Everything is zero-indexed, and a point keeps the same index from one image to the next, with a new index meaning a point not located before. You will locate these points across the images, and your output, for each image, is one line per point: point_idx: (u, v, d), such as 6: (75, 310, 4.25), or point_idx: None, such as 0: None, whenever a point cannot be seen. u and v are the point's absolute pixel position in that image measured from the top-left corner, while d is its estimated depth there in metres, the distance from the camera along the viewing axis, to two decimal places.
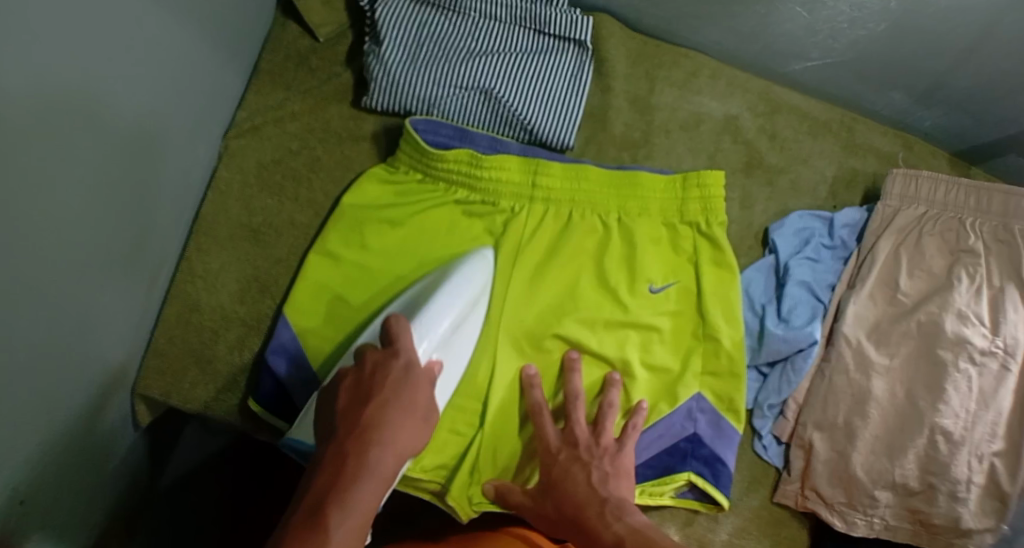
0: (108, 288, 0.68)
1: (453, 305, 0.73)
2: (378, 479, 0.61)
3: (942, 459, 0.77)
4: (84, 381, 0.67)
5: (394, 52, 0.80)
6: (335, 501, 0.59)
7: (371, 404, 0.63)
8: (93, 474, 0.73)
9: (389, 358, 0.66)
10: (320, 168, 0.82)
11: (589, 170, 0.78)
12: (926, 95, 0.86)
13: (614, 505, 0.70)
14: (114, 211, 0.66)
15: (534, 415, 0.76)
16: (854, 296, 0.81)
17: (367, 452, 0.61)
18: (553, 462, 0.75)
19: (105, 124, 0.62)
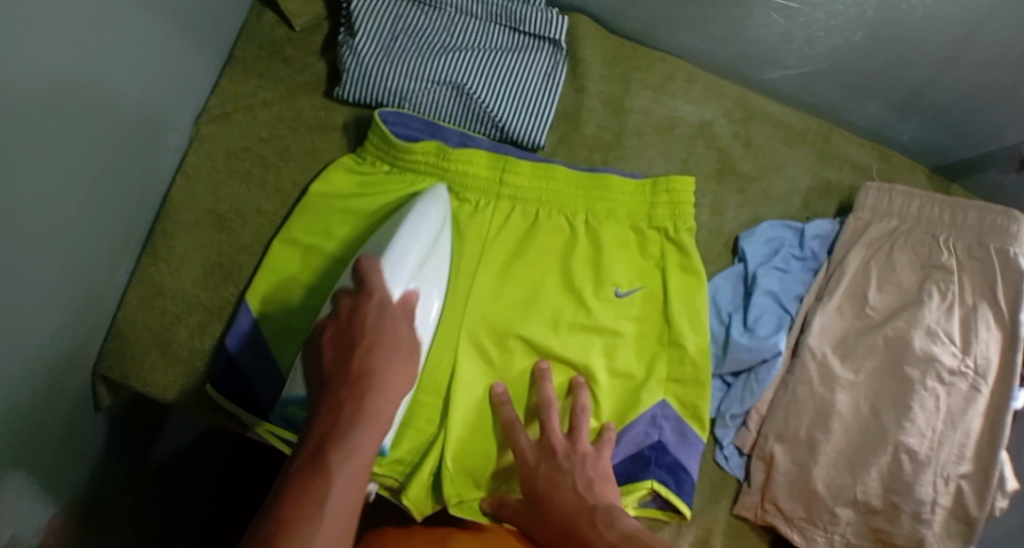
0: (65, 264, 0.67)
1: (416, 237, 0.73)
2: (378, 419, 0.62)
3: (906, 478, 0.76)
4: (36, 358, 0.66)
5: (368, 43, 0.80)
6: (335, 442, 0.60)
7: (357, 350, 0.65)
8: (58, 462, 0.73)
9: (362, 300, 0.68)
10: (289, 157, 0.82)
11: (557, 169, 0.79)
12: (902, 107, 0.85)
13: (604, 512, 0.68)
14: (73, 186, 0.66)
15: (508, 429, 0.74)
16: (821, 308, 0.80)
17: (366, 395, 0.63)
18: (533, 474, 0.72)
19: (64, 98, 0.62)
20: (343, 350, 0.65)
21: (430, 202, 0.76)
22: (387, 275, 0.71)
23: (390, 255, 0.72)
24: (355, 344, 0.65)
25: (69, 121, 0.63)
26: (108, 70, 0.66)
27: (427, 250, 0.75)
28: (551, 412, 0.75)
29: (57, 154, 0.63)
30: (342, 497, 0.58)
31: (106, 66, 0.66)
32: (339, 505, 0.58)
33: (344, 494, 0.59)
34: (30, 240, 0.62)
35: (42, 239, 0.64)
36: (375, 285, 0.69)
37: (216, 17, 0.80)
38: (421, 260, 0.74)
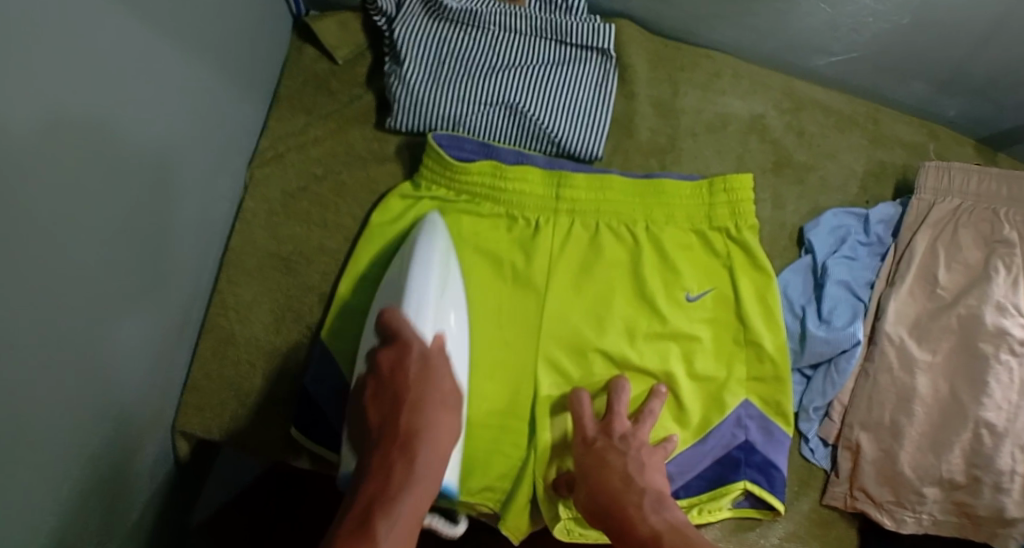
0: (139, 333, 0.66)
1: (430, 263, 0.72)
2: (428, 483, 0.61)
3: (987, 451, 0.77)
4: (124, 427, 0.66)
5: (415, 71, 0.79)
6: (383, 506, 0.58)
7: (401, 404, 0.64)
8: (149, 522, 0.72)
9: (402, 355, 0.67)
10: (346, 192, 0.81)
11: (613, 180, 0.78)
12: (950, 84, 0.86)
13: (655, 499, 0.67)
14: (143, 253, 0.65)
15: (574, 403, 0.74)
16: (894, 293, 0.80)
17: (414, 456, 0.61)
18: (588, 449, 0.72)
19: (127, 165, 0.61)
20: (387, 410, 0.64)
21: (430, 236, 0.74)
22: (412, 316, 0.69)
23: (409, 299, 0.69)
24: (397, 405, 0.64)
25: (133, 186, 0.62)
26: (160, 125, 0.65)
27: (443, 269, 0.73)
28: (623, 399, 0.74)
29: (125, 220, 0.62)
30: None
31: (158, 122, 0.64)
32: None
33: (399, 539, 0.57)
34: (110, 309, 0.61)
35: (120, 307, 0.63)
36: (412, 342, 0.67)
37: (256, 56, 0.79)
38: (441, 286, 0.72)
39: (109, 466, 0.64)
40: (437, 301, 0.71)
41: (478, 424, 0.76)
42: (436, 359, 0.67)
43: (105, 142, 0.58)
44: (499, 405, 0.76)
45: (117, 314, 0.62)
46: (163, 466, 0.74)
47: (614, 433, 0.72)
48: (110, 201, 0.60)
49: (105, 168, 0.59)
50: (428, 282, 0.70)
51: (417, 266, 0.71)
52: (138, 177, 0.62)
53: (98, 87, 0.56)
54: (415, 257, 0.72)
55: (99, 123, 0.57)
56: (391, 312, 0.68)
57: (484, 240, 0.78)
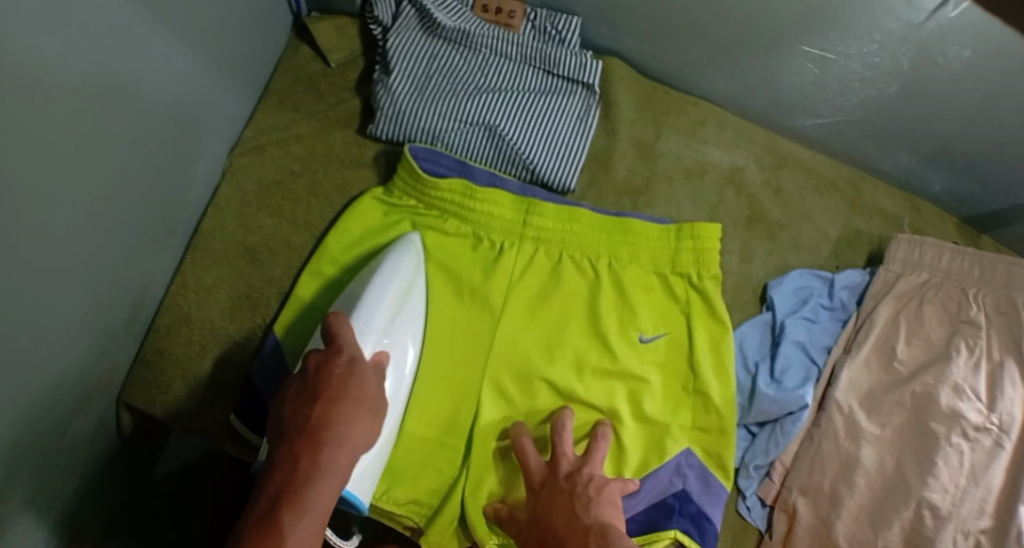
0: (92, 302, 0.67)
1: (388, 287, 0.72)
2: (336, 477, 0.58)
3: (927, 533, 0.75)
4: (63, 393, 0.66)
5: (402, 82, 0.80)
6: (290, 498, 0.56)
7: (317, 403, 0.60)
8: (82, 489, 0.73)
9: (331, 357, 0.63)
10: (319, 191, 0.83)
11: (582, 213, 0.78)
12: (936, 157, 0.85)
13: (602, 531, 0.64)
14: (106, 224, 0.66)
15: (517, 448, 0.72)
16: (848, 360, 0.81)
17: (322, 451, 0.58)
18: (534, 494, 0.70)
19: (100, 138, 0.63)
20: (301, 420, 0.60)
21: (402, 255, 0.75)
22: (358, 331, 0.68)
23: (358, 312, 0.69)
24: (308, 426, 0.59)
25: (104, 159, 0.64)
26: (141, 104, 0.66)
27: (400, 300, 0.73)
28: (567, 435, 0.73)
29: (92, 191, 0.63)
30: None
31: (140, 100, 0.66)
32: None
33: (301, 542, 0.55)
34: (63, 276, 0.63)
35: (74, 274, 0.64)
36: (345, 344, 0.64)
37: (251, 51, 0.81)
38: (395, 311, 0.72)
39: (44, 429, 0.64)
40: (386, 322, 0.71)
41: (416, 437, 0.76)
42: (351, 382, 0.62)
43: (79, 114, 0.60)
44: (438, 421, 0.77)
45: (70, 281, 0.64)
46: (103, 437, 0.75)
47: (558, 473, 0.70)
48: (77, 170, 0.61)
49: (78, 137, 0.60)
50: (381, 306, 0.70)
51: (377, 284, 0.71)
52: (110, 151, 0.64)
53: (77, 60, 0.58)
54: (378, 273, 0.72)
55: (74, 94, 0.59)
56: (334, 317, 0.65)
57: (445, 256, 0.78)
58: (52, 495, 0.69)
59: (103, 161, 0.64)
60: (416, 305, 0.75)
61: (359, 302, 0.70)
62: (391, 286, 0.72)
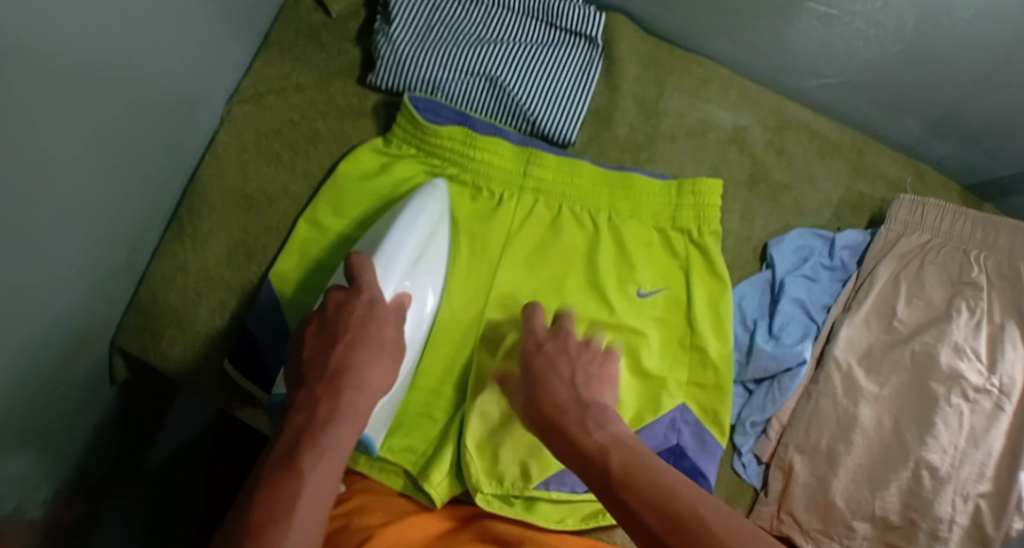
0: (91, 241, 0.67)
1: (409, 229, 0.71)
2: (354, 420, 0.57)
3: (925, 495, 0.75)
4: (59, 332, 0.66)
5: (404, 31, 0.80)
6: (309, 440, 0.54)
7: (338, 348, 0.59)
8: (80, 435, 0.73)
9: (352, 298, 0.63)
10: (318, 140, 0.83)
11: (583, 166, 0.79)
12: (940, 123, 0.85)
13: (596, 405, 0.61)
14: (106, 160, 0.66)
15: (525, 316, 0.70)
16: (849, 318, 0.80)
17: (341, 394, 0.57)
18: (531, 358, 0.66)
19: (104, 74, 0.62)
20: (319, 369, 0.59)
21: (428, 198, 0.74)
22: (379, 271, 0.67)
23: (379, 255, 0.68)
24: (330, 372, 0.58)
25: (107, 95, 0.63)
26: (144, 43, 0.66)
27: (422, 248, 0.72)
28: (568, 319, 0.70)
29: (93, 126, 0.63)
30: (319, 493, 0.53)
31: (143, 39, 0.66)
32: (318, 500, 0.52)
33: (322, 487, 0.53)
34: (62, 210, 0.62)
35: (73, 211, 0.64)
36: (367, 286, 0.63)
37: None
38: (415, 261, 0.71)
39: (40, 367, 0.64)
40: (409, 260, 0.70)
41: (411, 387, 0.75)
42: (373, 327, 0.62)
43: (81, 45, 0.59)
44: (434, 373, 0.76)
45: (68, 218, 0.63)
46: (98, 382, 0.75)
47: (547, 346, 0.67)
48: (79, 103, 0.61)
49: (82, 69, 0.60)
50: (400, 247, 0.69)
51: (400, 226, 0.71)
52: (113, 90, 0.64)
53: None
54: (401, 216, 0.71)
55: (79, 26, 0.58)
56: (359, 260, 0.64)
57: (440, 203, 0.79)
58: (50, 437, 0.68)
59: (106, 98, 0.63)
60: (439, 252, 0.75)
61: (382, 244, 0.69)
62: (412, 236, 0.71)
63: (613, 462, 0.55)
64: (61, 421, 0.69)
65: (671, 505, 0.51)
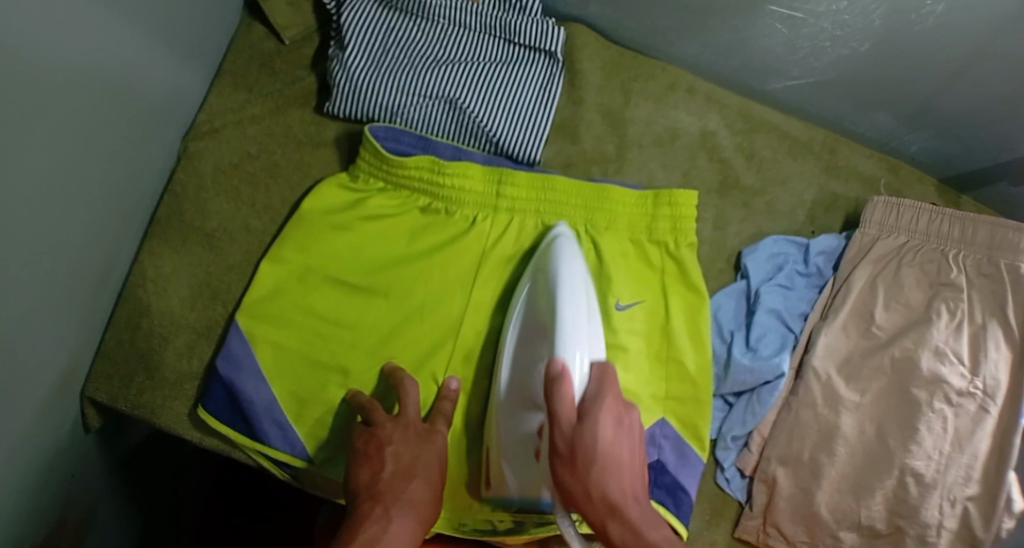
0: (55, 299, 0.66)
1: (574, 289, 0.67)
2: (412, 518, 0.63)
3: (912, 501, 0.74)
4: (30, 395, 0.65)
5: (358, 57, 0.78)
6: (375, 519, 0.62)
7: (399, 420, 0.69)
8: (59, 490, 0.72)
9: (377, 405, 0.71)
10: (277, 173, 0.81)
11: (556, 179, 0.76)
12: (910, 118, 0.83)
13: (562, 468, 0.59)
14: (65, 215, 0.64)
15: (586, 404, 0.60)
16: (825, 327, 0.78)
17: (404, 490, 0.65)
18: (570, 459, 0.59)
19: (53, 128, 0.60)
20: (380, 469, 0.66)
21: (568, 255, 0.70)
22: (563, 347, 0.63)
23: (564, 323, 0.64)
24: (394, 472, 0.66)
25: (59, 150, 0.62)
26: (92, 92, 0.64)
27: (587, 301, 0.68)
28: (604, 401, 0.61)
29: (48, 181, 0.61)
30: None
31: (92, 87, 0.64)
32: None
33: (398, 539, 0.61)
34: (21, 272, 0.60)
35: (32, 271, 0.62)
36: (408, 407, 0.70)
37: (201, 32, 0.79)
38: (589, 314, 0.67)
39: (12, 433, 0.63)
40: (586, 329, 0.66)
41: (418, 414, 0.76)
42: (442, 435, 0.70)
43: (27, 99, 0.57)
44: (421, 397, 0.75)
45: (30, 275, 0.62)
46: (70, 434, 0.73)
47: (558, 420, 0.59)
48: (31, 161, 0.59)
49: (28, 126, 0.58)
50: (576, 311, 0.65)
51: (564, 288, 0.67)
52: (64, 143, 0.62)
53: (20, 47, 0.55)
54: (559, 281, 0.68)
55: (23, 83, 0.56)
56: (558, 374, 0.60)
57: (417, 235, 0.78)
58: (31, 498, 0.67)
59: (57, 152, 0.62)
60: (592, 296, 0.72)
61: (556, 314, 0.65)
62: (577, 293, 0.67)
63: (586, 511, 0.59)
64: (40, 482, 0.68)
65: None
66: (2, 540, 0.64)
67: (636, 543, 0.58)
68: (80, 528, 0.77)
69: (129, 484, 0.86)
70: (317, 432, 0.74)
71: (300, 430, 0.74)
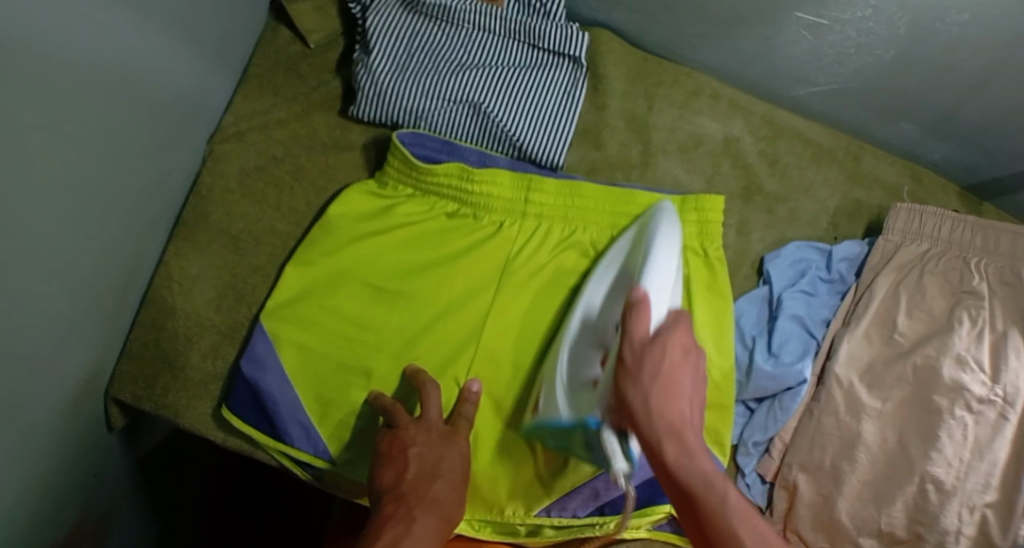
0: (80, 299, 0.66)
1: (668, 250, 0.69)
2: (437, 516, 0.64)
3: (932, 509, 0.74)
4: (54, 394, 0.65)
5: (383, 61, 0.79)
6: (400, 516, 0.63)
7: (422, 422, 0.70)
8: (79, 489, 0.72)
9: (399, 407, 0.71)
10: (302, 176, 0.81)
11: (583, 187, 0.77)
12: (936, 127, 0.83)
13: (625, 380, 0.60)
14: (91, 218, 0.65)
15: (660, 334, 0.61)
16: (848, 333, 0.79)
17: (428, 489, 0.65)
18: (637, 375, 0.59)
19: (81, 132, 0.61)
20: (405, 470, 0.66)
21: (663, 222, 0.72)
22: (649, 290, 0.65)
23: (652, 274, 0.66)
24: (418, 472, 0.66)
25: (87, 154, 0.62)
26: (119, 93, 0.65)
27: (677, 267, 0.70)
28: (677, 329, 0.61)
29: (75, 184, 0.62)
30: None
31: (117, 90, 0.64)
32: None
33: (423, 538, 0.62)
34: (46, 274, 0.61)
35: (59, 272, 0.62)
36: (430, 409, 0.71)
37: (227, 35, 0.79)
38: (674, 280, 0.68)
39: (35, 432, 0.63)
40: (670, 287, 0.67)
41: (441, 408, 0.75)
42: (465, 436, 0.71)
43: (56, 103, 0.57)
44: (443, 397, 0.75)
45: (54, 276, 0.62)
46: (93, 433, 0.74)
47: (632, 338, 0.60)
48: (58, 164, 0.59)
49: (56, 131, 0.58)
50: (664, 269, 0.66)
51: (658, 248, 0.68)
52: (94, 147, 0.63)
53: (48, 51, 0.56)
54: (652, 241, 0.69)
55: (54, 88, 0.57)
56: (639, 299, 0.61)
57: (446, 239, 0.78)
58: (54, 495, 0.68)
59: (85, 156, 0.62)
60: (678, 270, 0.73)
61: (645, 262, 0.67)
62: (669, 253, 0.68)
63: (642, 429, 0.58)
64: (63, 479, 0.69)
65: (687, 481, 0.59)
66: (25, 538, 0.65)
67: (690, 466, 0.59)
68: (101, 526, 0.77)
69: (148, 483, 0.86)
70: (340, 433, 0.74)
71: (323, 432, 0.74)
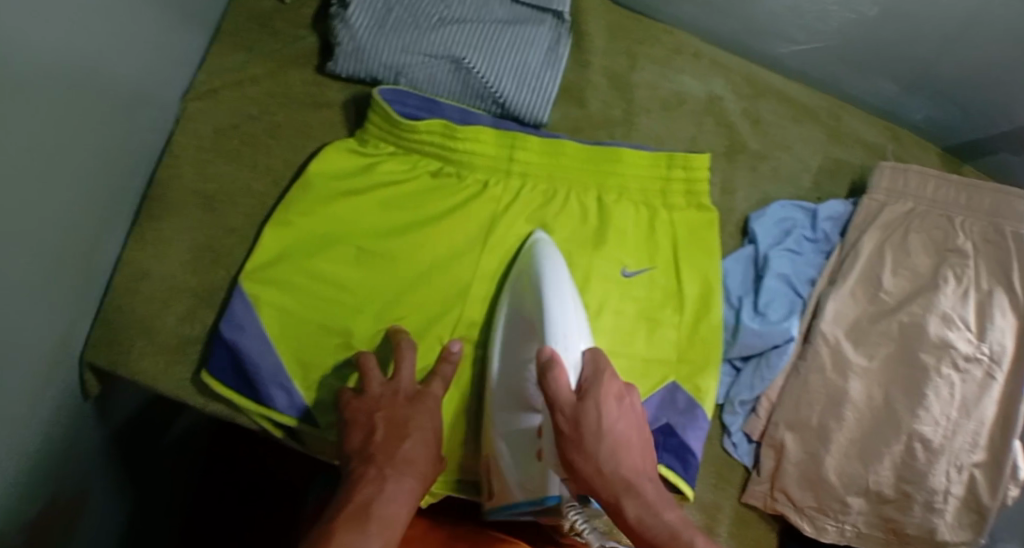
0: (63, 257, 0.64)
1: (559, 292, 0.68)
2: (410, 475, 0.62)
3: (920, 467, 0.74)
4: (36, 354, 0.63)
5: (362, 15, 0.77)
6: (371, 476, 0.61)
7: (389, 385, 0.68)
8: (59, 456, 0.70)
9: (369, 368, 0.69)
10: (279, 135, 0.80)
11: (567, 145, 0.76)
12: (913, 84, 0.83)
13: (571, 450, 0.59)
14: (77, 173, 0.63)
15: (589, 388, 0.61)
16: (833, 292, 0.78)
17: (399, 449, 0.64)
18: (578, 437, 0.59)
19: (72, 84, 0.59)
20: (371, 432, 0.65)
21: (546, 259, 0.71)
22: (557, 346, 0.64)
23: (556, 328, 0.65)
24: (386, 432, 0.65)
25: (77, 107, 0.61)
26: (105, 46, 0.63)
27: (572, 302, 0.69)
28: (601, 380, 0.62)
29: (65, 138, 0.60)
30: (388, 511, 0.59)
31: (105, 40, 0.63)
32: (390, 516, 0.58)
33: (396, 499, 0.60)
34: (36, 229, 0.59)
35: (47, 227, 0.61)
36: (402, 373, 0.69)
37: None
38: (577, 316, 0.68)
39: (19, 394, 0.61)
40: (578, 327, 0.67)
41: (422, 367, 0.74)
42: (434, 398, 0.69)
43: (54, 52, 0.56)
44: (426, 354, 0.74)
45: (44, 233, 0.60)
46: (71, 399, 0.71)
47: (558, 403, 0.60)
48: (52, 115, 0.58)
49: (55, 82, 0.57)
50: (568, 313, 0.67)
51: (548, 293, 0.68)
52: (80, 98, 0.61)
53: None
54: (545, 281, 0.69)
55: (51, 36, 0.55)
56: (550, 359, 0.61)
57: (431, 198, 0.76)
58: (37, 461, 0.66)
59: (72, 108, 0.60)
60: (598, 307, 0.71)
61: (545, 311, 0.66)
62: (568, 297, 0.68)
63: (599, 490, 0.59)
64: (45, 445, 0.67)
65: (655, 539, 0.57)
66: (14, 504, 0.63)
67: (653, 520, 0.58)
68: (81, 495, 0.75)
69: (129, 452, 0.84)
70: (320, 393, 0.73)
71: (303, 389, 0.72)
